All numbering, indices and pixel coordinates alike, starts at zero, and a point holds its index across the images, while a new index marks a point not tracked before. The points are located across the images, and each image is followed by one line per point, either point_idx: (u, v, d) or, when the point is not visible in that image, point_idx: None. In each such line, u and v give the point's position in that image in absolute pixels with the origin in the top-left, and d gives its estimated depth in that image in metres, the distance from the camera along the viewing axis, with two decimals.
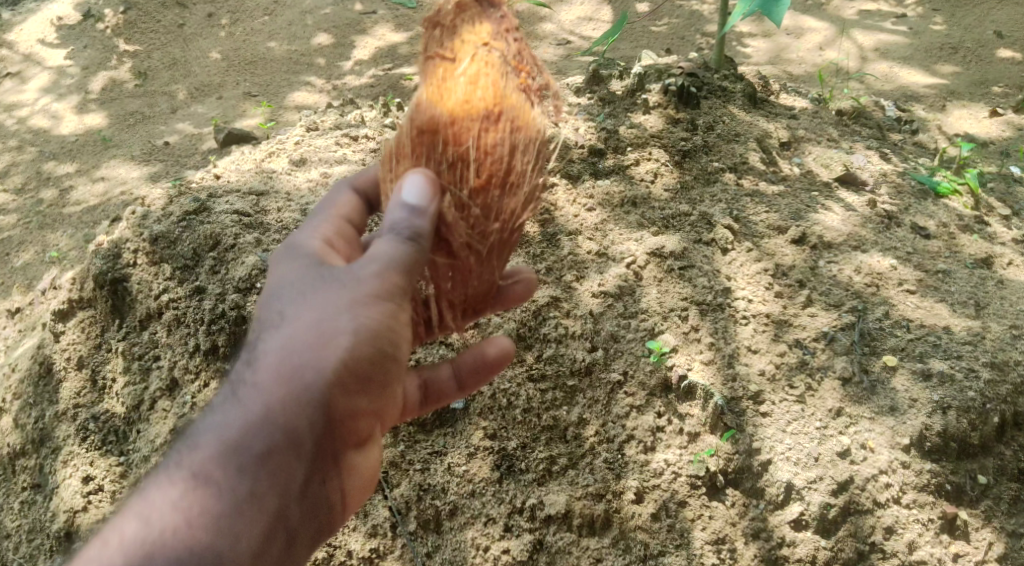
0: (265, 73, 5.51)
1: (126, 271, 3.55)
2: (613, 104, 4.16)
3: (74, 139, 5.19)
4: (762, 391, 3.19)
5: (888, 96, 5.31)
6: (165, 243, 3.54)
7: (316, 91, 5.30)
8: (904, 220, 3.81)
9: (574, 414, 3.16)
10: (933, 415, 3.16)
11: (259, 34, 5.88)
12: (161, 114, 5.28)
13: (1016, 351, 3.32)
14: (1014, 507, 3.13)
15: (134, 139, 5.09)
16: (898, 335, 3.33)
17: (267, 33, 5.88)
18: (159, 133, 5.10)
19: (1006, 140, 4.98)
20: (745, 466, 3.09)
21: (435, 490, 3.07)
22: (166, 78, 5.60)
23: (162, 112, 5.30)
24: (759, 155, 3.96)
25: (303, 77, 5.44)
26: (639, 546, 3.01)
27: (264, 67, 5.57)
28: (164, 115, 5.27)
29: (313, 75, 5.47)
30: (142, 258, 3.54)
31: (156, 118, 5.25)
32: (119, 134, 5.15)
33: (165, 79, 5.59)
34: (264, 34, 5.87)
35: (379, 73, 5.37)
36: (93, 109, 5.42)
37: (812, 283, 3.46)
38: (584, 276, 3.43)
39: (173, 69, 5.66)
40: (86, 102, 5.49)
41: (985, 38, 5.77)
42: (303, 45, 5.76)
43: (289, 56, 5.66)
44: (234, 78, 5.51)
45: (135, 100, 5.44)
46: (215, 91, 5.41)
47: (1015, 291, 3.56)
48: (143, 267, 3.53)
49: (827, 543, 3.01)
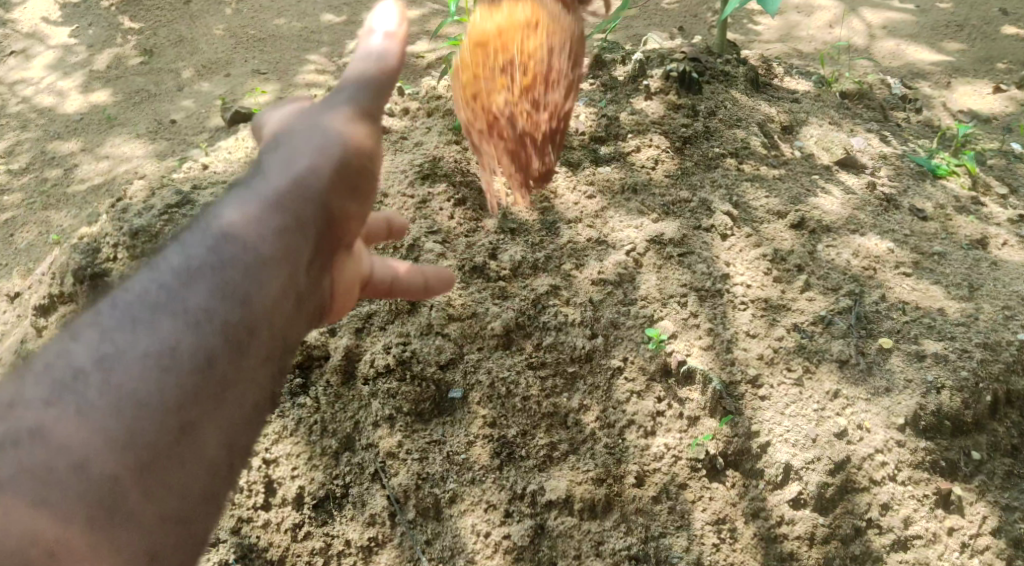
0: (274, 50, 5.56)
1: (105, 265, 3.48)
2: (615, 89, 4.21)
3: (79, 118, 5.24)
4: (761, 375, 3.25)
5: (894, 73, 5.31)
6: (146, 236, 3.46)
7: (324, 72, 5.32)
8: (903, 202, 3.86)
9: (574, 401, 3.21)
10: (927, 395, 3.21)
11: (266, 13, 5.96)
12: (167, 92, 5.34)
13: (1009, 331, 3.36)
14: (1008, 481, 3.17)
15: (140, 117, 5.14)
16: (894, 318, 3.38)
17: (275, 11, 5.98)
18: (165, 111, 5.16)
19: (1008, 116, 5.00)
20: (745, 449, 3.14)
21: (434, 479, 3.08)
22: (172, 56, 5.66)
23: (168, 89, 5.36)
24: (760, 140, 4.01)
25: (308, 55, 5.49)
26: (640, 528, 3.03)
27: (272, 46, 5.61)
28: (171, 93, 5.32)
29: (319, 53, 5.52)
30: (121, 252, 3.48)
31: (161, 95, 5.31)
32: (124, 112, 5.21)
33: (170, 57, 5.64)
34: (271, 12, 5.96)
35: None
36: (98, 87, 5.47)
37: (811, 267, 3.51)
38: (583, 263, 3.48)
39: (180, 47, 5.72)
40: (90, 80, 5.53)
41: (991, 16, 5.77)
42: (313, 22, 5.84)
43: (298, 32, 5.74)
44: (242, 55, 5.55)
45: (141, 78, 5.49)
46: (223, 69, 5.46)
47: (1011, 271, 3.60)
48: (123, 262, 3.46)
49: (825, 520, 3.05)
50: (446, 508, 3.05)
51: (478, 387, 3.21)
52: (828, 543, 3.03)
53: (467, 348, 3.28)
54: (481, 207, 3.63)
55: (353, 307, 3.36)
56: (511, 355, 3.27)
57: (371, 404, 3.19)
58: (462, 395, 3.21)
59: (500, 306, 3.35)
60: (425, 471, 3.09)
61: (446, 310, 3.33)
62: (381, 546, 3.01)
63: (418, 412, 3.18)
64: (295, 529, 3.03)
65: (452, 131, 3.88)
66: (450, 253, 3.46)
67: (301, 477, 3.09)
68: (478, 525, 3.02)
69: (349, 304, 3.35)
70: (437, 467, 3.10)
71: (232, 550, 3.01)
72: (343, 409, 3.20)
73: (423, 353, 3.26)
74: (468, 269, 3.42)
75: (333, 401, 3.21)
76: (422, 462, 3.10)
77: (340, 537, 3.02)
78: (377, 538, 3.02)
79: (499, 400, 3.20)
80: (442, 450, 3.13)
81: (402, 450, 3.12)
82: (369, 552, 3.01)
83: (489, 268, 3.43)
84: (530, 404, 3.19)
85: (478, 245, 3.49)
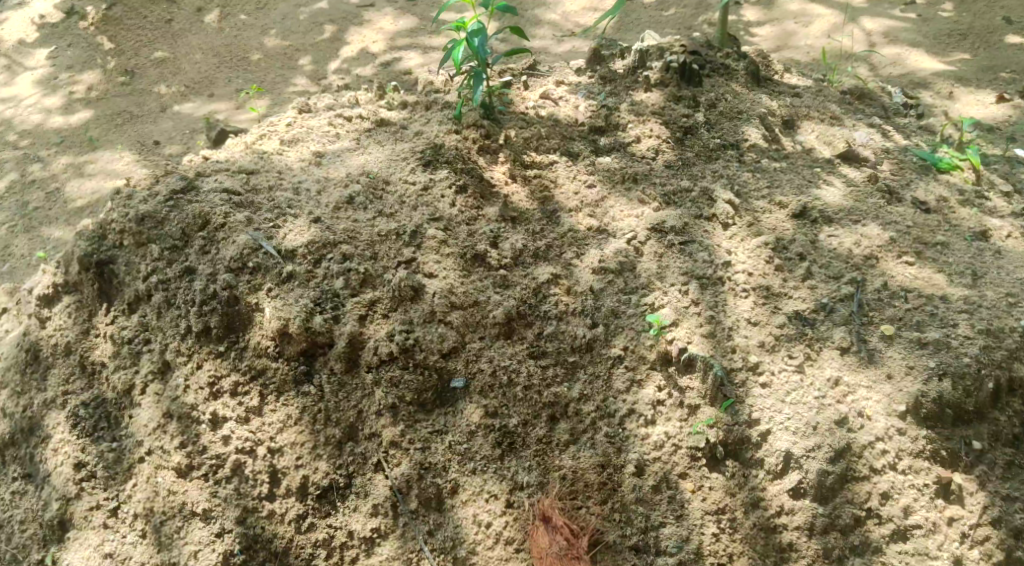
0: (258, 69, 5.47)
1: (114, 252, 3.37)
2: (614, 82, 4.26)
3: (60, 139, 4.99)
4: (762, 362, 3.21)
5: (895, 83, 5.29)
6: (152, 222, 3.37)
7: (304, 90, 5.22)
8: (905, 195, 3.85)
9: (574, 391, 3.17)
10: (929, 382, 3.16)
11: (251, 30, 5.83)
12: (150, 113, 5.14)
13: (1013, 318, 3.32)
14: (1008, 472, 3.11)
15: (123, 139, 4.92)
16: (896, 305, 3.35)
17: (259, 28, 5.84)
18: (148, 132, 4.94)
19: (1011, 123, 4.97)
20: (745, 438, 3.10)
21: (436, 468, 3.06)
22: (154, 76, 5.46)
23: (151, 111, 5.16)
24: (760, 132, 4.01)
25: (294, 76, 5.39)
26: (640, 518, 3.01)
27: (256, 64, 5.52)
28: (153, 114, 5.13)
29: (300, 76, 5.39)
30: (129, 239, 3.37)
31: (143, 117, 5.10)
32: (105, 133, 4.97)
33: (153, 77, 5.45)
34: (256, 30, 5.83)
35: (372, 71, 5.35)
36: (80, 108, 5.22)
37: (812, 256, 3.49)
38: (583, 252, 3.45)
39: (162, 67, 5.53)
40: (72, 102, 5.27)
41: (994, 25, 5.72)
42: (299, 40, 5.73)
43: (284, 51, 5.64)
44: (227, 75, 5.43)
45: (122, 99, 5.26)
46: (206, 88, 5.31)
47: (1014, 261, 3.58)
48: (131, 249, 3.36)
49: (824, 510, 3.01)
50: (448, 499, 3.03)
51: (479, 375, 3.16)
52: (827, 534, 3.00)
53: (469, 336, 3.22)
54: (482, 195, 3.57)
55: (356, 293, 3.24)
56: (512, 344, 3.23)
57: (373, 392, 3.13)
58: (463, 384, 3.15)
59: (501, 295, 3.30)
60: (427, 461, 3.06)
61: (448, 298, 3.25)
62: (383, 537, 3.00)
63: (421, 402, 3.13)
64: (299, 520, 3.02)
65: (452, 121, 3.84)
66: (452, 241, 3.38)
67: (305, 467, 3.05)
68: (480, 515, 3.00)
69: (352, 291, 3.23)
70: (439, 457, 3.07)
71: (237, 540, 3.00)
72: (346, 398, 3.13)
73: (426, 340, 3.18)
74: (469, 257, 3.36)
75: (336, 390, 3.14)
76: (425, 452, 3.07)
77: (343, 528, 3.00)
78: (379, 529, 3.00)
79: (501, 390, 3.15)
80: (443, 441, 3.09)
81: (405, 440, 3.08)
82: (372, 544, 2.99)
83: (490, 257, 3.37)
84: (531, 394, 3.15)
85: (479, 233, 3.43)
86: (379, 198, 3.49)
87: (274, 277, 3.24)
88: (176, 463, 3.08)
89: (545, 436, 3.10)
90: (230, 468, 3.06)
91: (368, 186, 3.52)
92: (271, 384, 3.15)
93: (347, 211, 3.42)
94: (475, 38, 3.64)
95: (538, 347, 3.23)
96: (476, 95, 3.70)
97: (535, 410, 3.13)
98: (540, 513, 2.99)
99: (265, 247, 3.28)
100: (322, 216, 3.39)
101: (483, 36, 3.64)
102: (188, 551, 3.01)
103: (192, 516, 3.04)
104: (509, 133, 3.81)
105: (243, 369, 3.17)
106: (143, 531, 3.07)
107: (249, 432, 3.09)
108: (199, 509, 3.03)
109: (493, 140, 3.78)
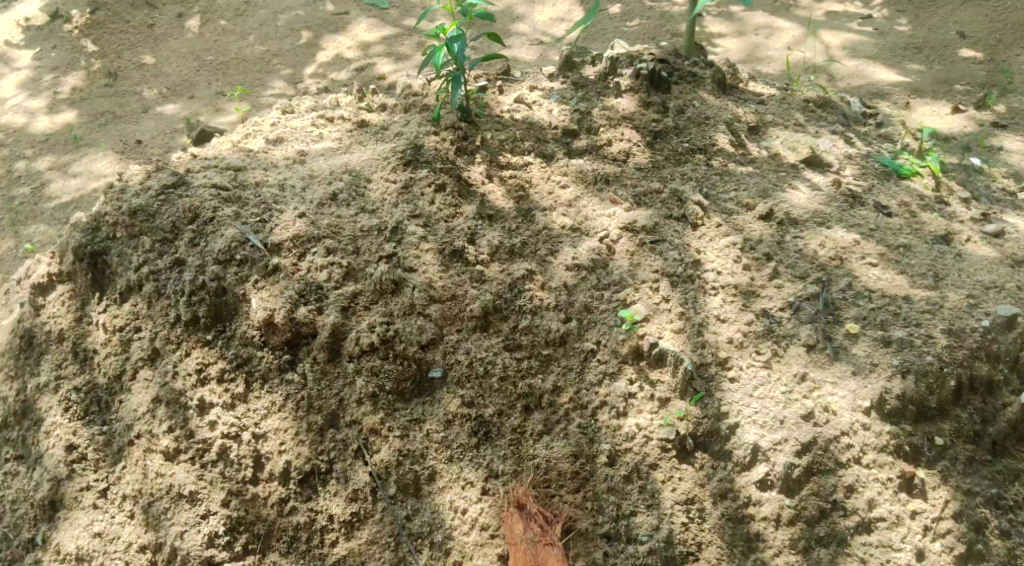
0: (238, 72, 5.53)
1: (106, 243, 3.43)
2: (587, 88, 4.38)
3: (46, 137, 5.02)
4: (731, 357, 3.32)
5: (854, 93, 5.44)
6: (144, 216, 3.42)
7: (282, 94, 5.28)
8: (867, 200, 3.96)
9: (548, 382, 3.26)
10: (893, 379, 3.27)
11: (231, 35, 5.89)
12: (133, 113, 5.18)
13: (972, 318, 3.44)
14: (969, 467, 3.21)
15: (107, 138, 4.95)
16: (861, 304, 3.47)
17: (240, 34, 5.90)
18: (132, 132, 4.99)
19: (967, 134, 5.12)
20: (714, 429, 3.19)
21: (414, 456, 3.13)
22: (137, 78, 5.51)
23: (133, 112, 5.20)
24: (727, 137, 4.13)
25: (274, 79, 5.45)
26: (611, 507, 3.09)
27: (237, 67, 5.58)
28: (136, 115, 5.17)
29: (279, 79, 5.46)
30: (120, 230, 3.42)
31: (127, 118, 5.14)
32: (90, 132, 5.01)
33: (135, 79, 5.49)
34: (237, 35, 5.89)
35: (347, 75, 5.44)
36: (64, 108, 5.24)
37: (779, 256, 3.60)
38: (558, 250, 3.54)
39: (144, 70, 5.58)
40: (57, 101, 5.30)
41: (948, 39, 5.89)
42: (279, 45, 5.81)
43: (264, 55, 5.70)
44: (207, 78, 5.48)
45: (105, 100, 5.30)
46: (188, 91, 5.37)
47: (973, 263, 3.71)
48: (122, 240, 3.41)
49: (791, 501, 3.11)
50: (426, 485, 3.10)
51: (456, 366, 3.24)
52: (794, 525, 3.09)
53: (447, 328, 3.30)
54: (460, 194, 3.65)
55: (340, 286, 3.30)
56: (488, 336, 3.31)
57: (354, 381, 3.20)
58: (441, 374, 3.23)
59: (478, 289, 3.38)
60: (405, 449, 3.13)
61: (428, 291, 3.33)
62: (362, 522, 3.06)
63: (400, 392, 3.21)
64: (281, 503, 3.07)
65: (430, 122, 3.92)
66: (431, 237, 3.46)
67: (288, 452, 3.11)
68: (456, 501, 3.08)
69: (335, 283, 3.30)
70: (417, 445, 3.14)
71: (222, 522, 3.05)
72: (328, 386, 3.20)
73: (406, 332, 3.25)
74: (448, 252, 3.44)
75: (318, 378, 3.20)
76: (404, 439, 3.15)
77: (323, 512, 3.07)
78: (359, 513, 3.06)
79: (477, 380, 3.23)
80: (421, 429, 3.17)
81: (384, 427, 3.15)
82: (351, 528, 3.06)
83: (468, 253, 3.45)
84: (507, 385, 3.23)
85: (457, 230, 3.51)
86: (361, 194, 3.56)
87: (260, 270, 3.31)
88: (163, 447, 3.14)
89: (522, 428, 3.18)
90: (216, 453, 3.12)
91: (351, 184, 3.58)
92: (256, 372, 3.21)
93: (331, 207, 3.49)
94: (455, 44, 3.72)
95: (515, 341, 3.31)
96: (455, 98, 3.79)
97: (512, 402, 3.21)
98: (517, 502, 3.06)
99: (251, 240, 3.34)
100: (307, 212, 3.45)
101: (462, 42, 3.71)
102: (174, 532, 3.06)
103: (179, 499, 3.10)
104: (485, 135, 3.90)
105: (230, 357, 3.23)
106: (131, 512, 3.13)
107: (235, 418, 3.16)
108: (186, 492, 3.09)
109: (470, 141, 3.86)
